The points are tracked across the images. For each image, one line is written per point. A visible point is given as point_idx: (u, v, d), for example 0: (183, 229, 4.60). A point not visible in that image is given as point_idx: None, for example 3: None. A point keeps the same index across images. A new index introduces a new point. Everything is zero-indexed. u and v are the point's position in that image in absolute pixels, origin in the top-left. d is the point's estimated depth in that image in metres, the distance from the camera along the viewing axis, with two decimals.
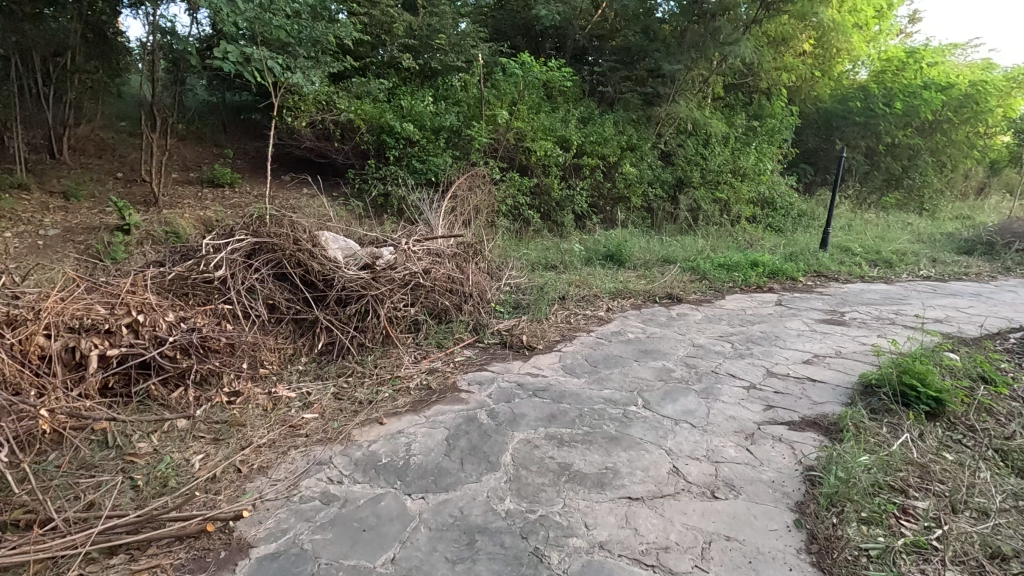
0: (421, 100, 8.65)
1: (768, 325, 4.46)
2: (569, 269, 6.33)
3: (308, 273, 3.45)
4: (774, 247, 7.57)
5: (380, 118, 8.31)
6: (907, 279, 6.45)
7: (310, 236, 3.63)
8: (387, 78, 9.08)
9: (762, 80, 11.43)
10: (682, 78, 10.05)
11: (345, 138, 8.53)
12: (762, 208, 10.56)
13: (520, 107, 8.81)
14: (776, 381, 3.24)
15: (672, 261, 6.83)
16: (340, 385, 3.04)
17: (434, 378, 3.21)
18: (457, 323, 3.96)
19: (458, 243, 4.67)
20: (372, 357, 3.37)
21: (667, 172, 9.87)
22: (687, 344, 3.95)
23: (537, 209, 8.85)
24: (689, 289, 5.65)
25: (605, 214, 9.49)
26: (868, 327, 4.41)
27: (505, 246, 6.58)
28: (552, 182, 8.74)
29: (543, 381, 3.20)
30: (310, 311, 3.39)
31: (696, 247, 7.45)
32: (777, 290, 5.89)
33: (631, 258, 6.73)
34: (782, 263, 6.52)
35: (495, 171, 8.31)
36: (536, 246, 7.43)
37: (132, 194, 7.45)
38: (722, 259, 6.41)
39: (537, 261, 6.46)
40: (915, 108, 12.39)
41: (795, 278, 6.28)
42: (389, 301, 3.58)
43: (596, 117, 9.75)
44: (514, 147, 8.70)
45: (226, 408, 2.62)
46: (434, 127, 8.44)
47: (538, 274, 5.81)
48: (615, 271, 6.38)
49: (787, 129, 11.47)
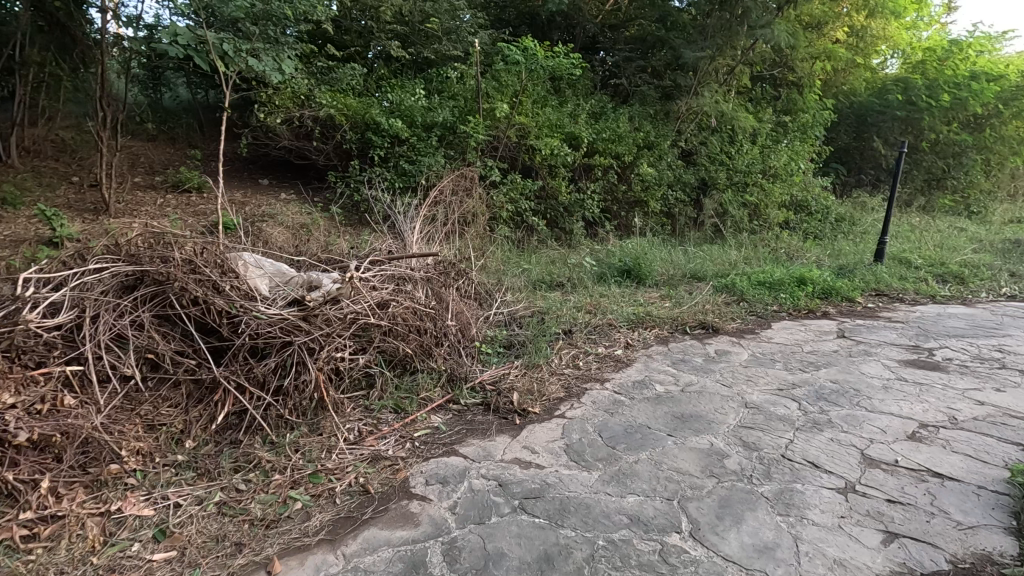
0: (411, 94, 7.69)
1: (839, 371, 3.39)
2: (576, 289, 5.28)
3: (207, 315, 2.46)
4: (819, 260, 6.49)
5: (365, 114, 7.37)
6: (989, 300, 5.33)
7: (216, 261, 2.63)
8: (375, 70, 8.15)
9: (793, 70, 10.35)
10: (706, 68, 9.02)
11: (326, 137, 7.59)
12: (796, 212, 9.44)
13: (524, 100, 7.82)
14: (884, 477, 2.19)
15: (701, 277, 5.78)
16: (234, 489, 2.05)
17: (376, 472, 2.22)
18: (425, 375, 2.96)
19: (435, 262, 3.67)
20: (295, 437, 2.38)
21: (689, 173, 8.80)
22: (737, 405, 2.90)
23: (542, 216, 7.82)
24: (725, 315, 4.59)
25: (619, 220, 8.45)
26: (973, 374, 3.33)
27: (499, 261, 5.56)
28: (559, 185, 7.73)
29: (533, 478, 2.18)
30: (208, 369, 2.40)
31: (729, 261, 6.38)
32: (833, 315, 4.80)
33: (651, 274, 5.68)
34: (833, 280, 5.43)
35: (494, 173, 7.31)
36: (537, 260, 6.41)
37: (83, 200, 6.49)
38: (761, 277, 5.35)
39: (538, 280, 5.44)
40: (963, 100, 11.21)
41: (853, 299, 5.17)
42: (326, 351, 2.60)
43: (609, 112, 8.72)
44: (516, 146, 7.70)
45: (15, 553, 1.70)
46: (426, 123, 7.49)
47: (538, 297, 4.78)
48: (633, 290, 5.33)
49: (820, 125, 10.37)
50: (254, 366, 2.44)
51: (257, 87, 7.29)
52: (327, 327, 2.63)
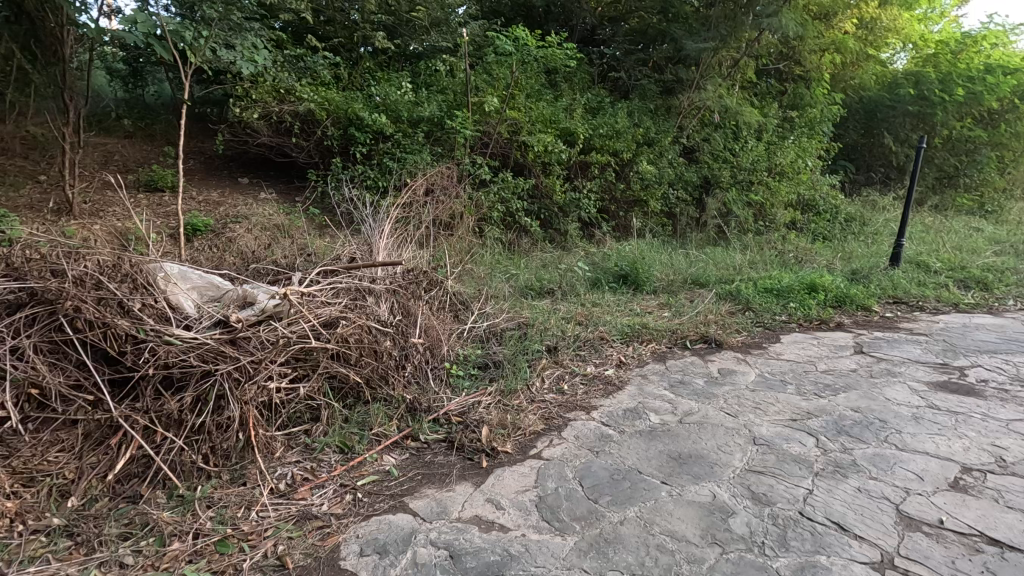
0: (397, 88, 7.29)
1: (861, 397, 2.96)
2: (567, 297, 4.86)
3: (107, 339, 2.04)
4: (831, 263, 6.05)
5: (348, 108, 6.97)
6: (1019, 310, 4.89)
7: (126, 274, 2.23)
8: (360, 62, 7.74)
9: (800, 64, 9.91)
10: (709, 60, 8.59)
11: (307, 133, 7.18)
12: (803, 212, 9.00)
13: (516, 95, 7.42)
14: (929, 547, 1.77)
15: (703, 283, 5.36)
16: (116, 565, 1.65)
17: (302, 538, 1.82)
18: (381, 406, 2.56)
19: (403, 271, 3.26)
20: (210, 489, 1.99)
21: (691, 170, 8.37)
22: (744, 442, 2.47)
23: (535, 216, 7.41)
24: (730, 327, 4.17)
25: (617, 221, 8.03)
26: (1015, 402, 2.90)
27: (483, 267, 5.15)
28: (553, 183, 7.32)
29: (493, 547, 1.77)
30: (106, 406, 1.99)
31: (733, 265, 5.95)
32: (849, 326, 4.36)
33: (650, 280, 5.26)
34: (847, 287, 4.99)
35: (484, 171, 6.90)
36: (527, 264, 6.00)
37: (47, 199, 6.07)
38: (768, 284, 4.93)
39: (526, 287, 5.04)
40: (977, 95, 10.74)
41: (869, 308, 4.73)
42: (256, 382, 2.19)
43: (607, 106, 8.29)
44: (508, 142, 7.29)
45: None
46: (412, 119, 7.10)
47: (524, 307, 4.37)
48: (629, 298, 4.91)
49: (829, 121, 9.92)
50: (165, 402, 2.04)
51: (233, 80, 6.90)
52: (259, 353, 2.22)
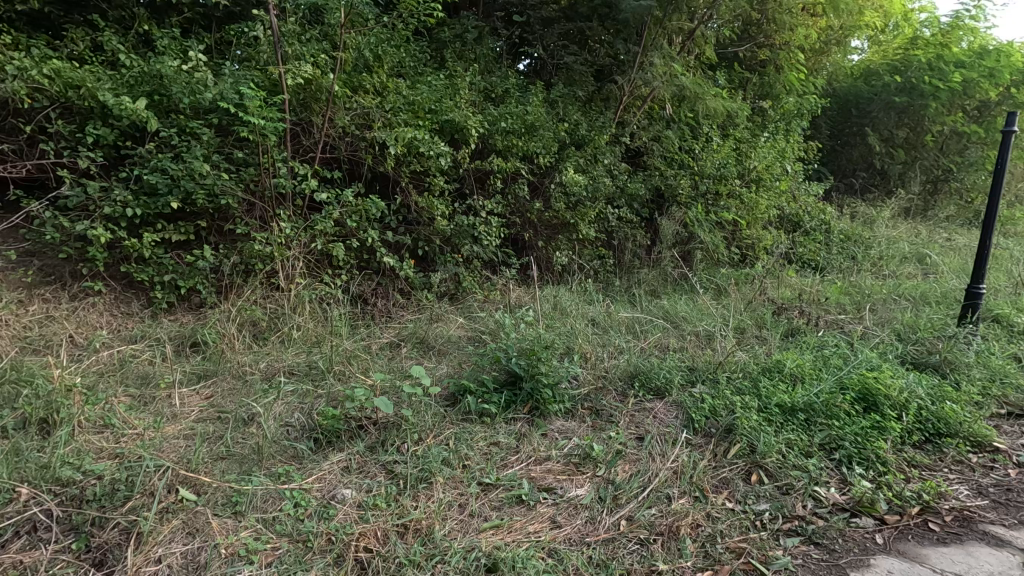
0: (176, 58, 4.60)
1: None
2: (385, 453, 2.30)
3: None
4: (863, 325, 3.72)
5: (81, 82, 4.19)
6: None
7: None
8: (136, 24, 5.06)
9: (768, 43, 7.76)
10: (655, 29, 6.25)
11: (21, 130, 4.39)
12: (787, 231, 6.79)
13: (371, 74, 4.91)
14: None
15: (661, 383, 2.88)
16: None
17: None
18: None
19: None
20: None
21: (638, 181, 6.02)
22: None
23: (407, 255, 4.89)
24: (722, 567, 1.76)
25: (535, 254, 5.61)
26: None
27: (134, 393, 2.91)
28: (430, 203, 4.82)
29: None
30: None
31: (708, 337, 3.55)
32: (992, 522, 1.97)
33: (564, 388, 2.76)
34: (930, 394, 2.61)
35: (311, 186, 4.35)
36: (360, 352, 3.51)
37: None
38: (784, 402, 2.51)
39: (311, 426, 2.49)
40: (973, 82, 8.85)
41: (985, 445, 2.39)
42: None
43: (517, 90, 5.84)
44: (356, 143, 4.75)
45: None
46: (197, 107, 4.46)
47: (243, 529, 1.82)
48: (515, 445, 2.41)
49: (805, 115, 7.82)
50: None
51: None
52: None
